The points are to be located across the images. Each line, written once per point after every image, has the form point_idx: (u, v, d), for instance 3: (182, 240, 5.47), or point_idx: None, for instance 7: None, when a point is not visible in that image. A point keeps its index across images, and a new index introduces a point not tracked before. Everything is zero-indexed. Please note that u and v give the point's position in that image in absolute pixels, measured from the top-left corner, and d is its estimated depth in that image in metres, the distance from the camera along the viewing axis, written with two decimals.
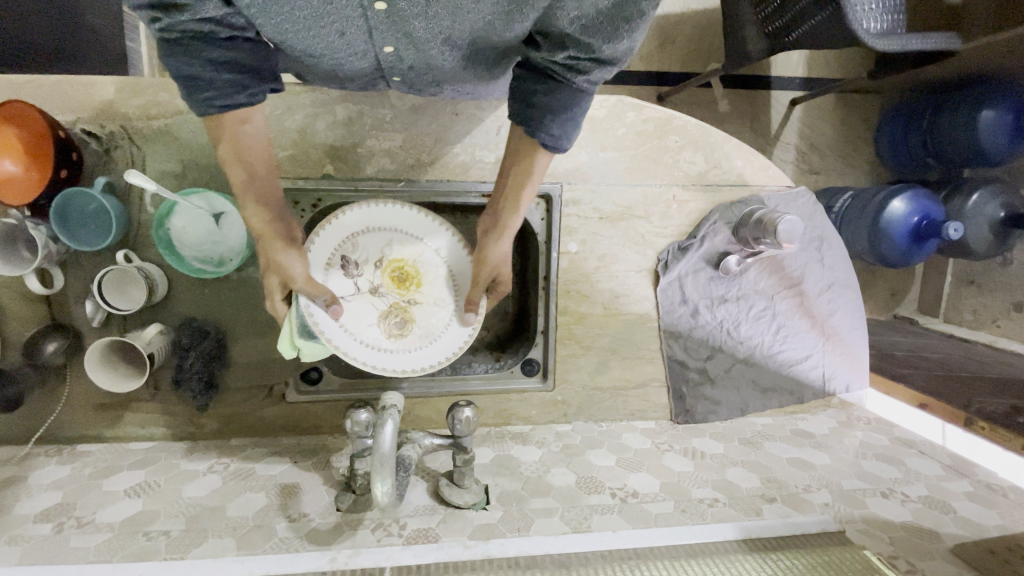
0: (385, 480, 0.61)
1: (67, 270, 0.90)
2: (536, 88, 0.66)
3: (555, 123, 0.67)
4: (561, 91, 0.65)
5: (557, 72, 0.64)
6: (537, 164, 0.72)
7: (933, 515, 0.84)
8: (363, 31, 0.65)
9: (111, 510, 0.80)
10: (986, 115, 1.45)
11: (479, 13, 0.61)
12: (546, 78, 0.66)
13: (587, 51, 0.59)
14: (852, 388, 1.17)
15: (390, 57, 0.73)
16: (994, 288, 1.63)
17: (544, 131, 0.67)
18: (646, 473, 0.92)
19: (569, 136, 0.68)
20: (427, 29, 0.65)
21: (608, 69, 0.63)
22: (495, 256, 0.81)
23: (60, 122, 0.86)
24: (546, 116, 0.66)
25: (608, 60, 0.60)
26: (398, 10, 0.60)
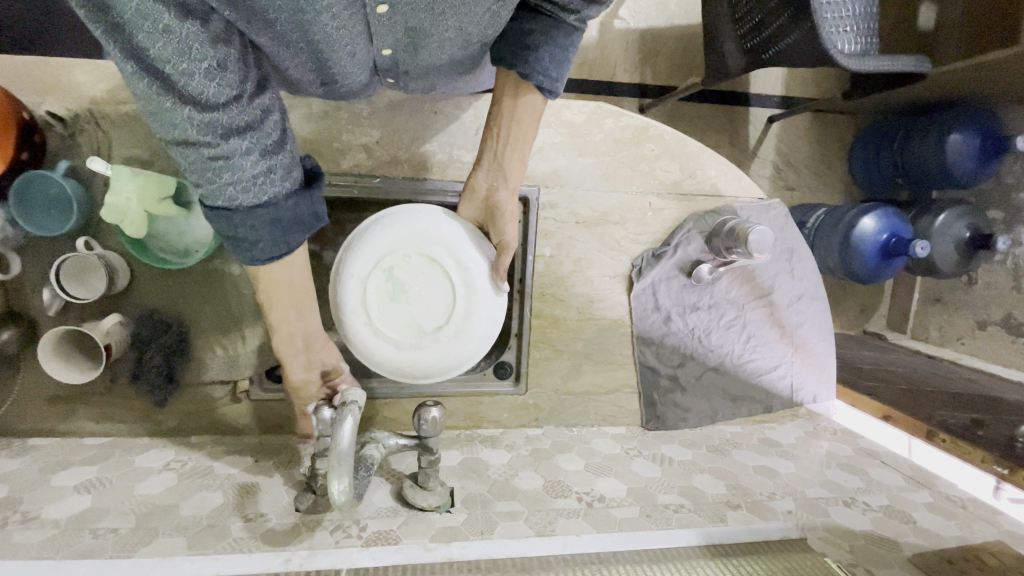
0: (342, 478, 0.58)
1: (24, 255, 0.87)
2: (528, 28, 0.68)
3: (552, 65, 0.70)
4: (557, 31, 0.67)
5: (551, 11, 0.66)
6: (536, 103, 0.76)
7: (892, 524, 0.86)
8: (364, 39, 0.63)
9: (59, 506, 0.76)
10: (954, 139, 1.51)
11: (483, 3, 0.61)
12: (536, 15, 0.68)
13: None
14: (819, 399, 1.19)
15: (386, 59, 0.70)
16: (958, 305, 1.68)
17: (542, 74, 0.70)
18: (613, 478, 0.91)
19: (565, 74, 0.72)
20: (429, 29, 0.64)
21: (596, 10, 0.67)
22: (507, 202, 0.79)
23: (25, 103, 0.84)
24: (545, 57, 0.68)
25: (596, 1, 0.64)
26: (402, 10, 0.58)
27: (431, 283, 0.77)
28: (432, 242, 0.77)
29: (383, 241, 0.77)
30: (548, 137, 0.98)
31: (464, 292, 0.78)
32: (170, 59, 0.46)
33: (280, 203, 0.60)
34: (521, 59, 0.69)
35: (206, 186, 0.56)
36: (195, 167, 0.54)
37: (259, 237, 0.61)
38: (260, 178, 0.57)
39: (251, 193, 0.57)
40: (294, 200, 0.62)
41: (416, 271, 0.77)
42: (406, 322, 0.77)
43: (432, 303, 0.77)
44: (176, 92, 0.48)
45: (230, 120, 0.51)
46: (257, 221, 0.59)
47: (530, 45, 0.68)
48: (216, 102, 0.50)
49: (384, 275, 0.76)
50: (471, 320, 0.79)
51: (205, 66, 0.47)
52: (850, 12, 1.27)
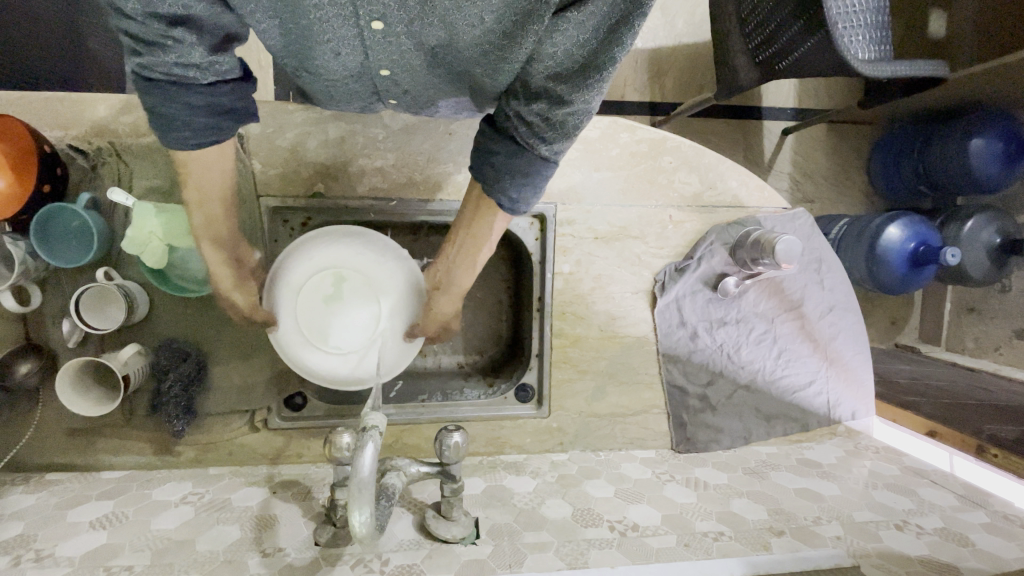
0: (364, 508, 0.54)
1: (45, 287, 0.87)
2: (497, 147, 0.64)
3: (515, 186, 0.65)
4: (521, 157, 0.63)
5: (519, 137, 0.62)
6: (494, 221, 0.73)
7: (951, 548, 0.80)
8: (358, 50, 0.60)
9: (74, 542, 0.74)
10: (975, 143, 1.47)
11: (472, 36, 0.56)
12: (503, 136, 0.64)
13: (557, 105, 0.57)
14: (857, 416, 1.12)
15: (386, 80, 0.67)
16: (994, 314, 1.61)
17: (504, 196, 0.66)
18: (647, 505, 0.86)
19: (530, 198, 0.66)
20: (422, 41, 0.58)
21: (568, 140, 0.62)
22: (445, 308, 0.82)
23: (49, 138, 0.86)
24: (505, 176, 0.64)
25: (568, 128, 0.60)
26: (394, 23, 0.55)
27: (359, 315, 0.81)
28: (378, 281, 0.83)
29: (355, 251, 0.83)
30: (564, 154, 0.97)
31: (378, 343, 0.83)
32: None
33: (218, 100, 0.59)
34: (485, 171, 0.66)
35: (134, 51, 0.53)
36: (131, 35, 0.51)
37: (197, 128, 0.60)
38: (194, 66, 0.55)
39: (182, 76, 0.55)
40: (227, 94, 0.60)
41: (357, 294, 0.82)
42: (317, 325, 0.81)
43: (347, 328, 0.81)
44: None
45: (170, 12, 0.49)
46: (182, 103, 0.57)
47: (498, 161, 0.64)
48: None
49: (333, 278, 0.81)
50: (368, 365, 0.83)
51: None
52: (863, 21, 1.25)
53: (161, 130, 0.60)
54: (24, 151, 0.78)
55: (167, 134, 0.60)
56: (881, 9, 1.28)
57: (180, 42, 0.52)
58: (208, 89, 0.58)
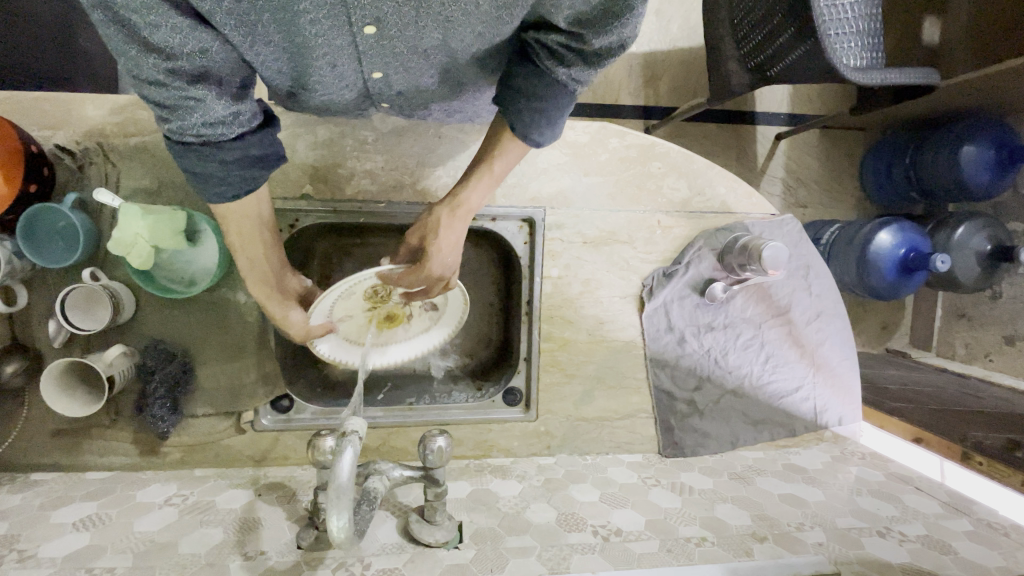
0: (342, 513, 0.54)
1: (31, 287, 0.87)
2: (515, 70, 0.64)
3: (532, 117, 0.65)
4: (541, 79, 0.63)
5: (538, 59, 0.63)
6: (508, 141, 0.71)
7: (933, 556, 0.80)
8: (352, 58, 0.60)
9: (56, 544, 0.74)
10: (967, 150, 1.47)
11: (470, 23, 0.57)
12: (524, 61, 0.64)
13: (577, 40, 0.59)
14: (844, 421, 1.13)
15: (379, 83, 0.67)
16: (984, 321, 1.62)
17: (517, 119, 0.65)
18: (631, 509, 0.87)
19: (547, 133, 0.67)
20: (416, 42, 0.59)
21: (589, 70, 0.63)
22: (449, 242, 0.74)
23: (36, 138, 0.86)
24: (522, 101, 0.64)
25: (589, 59, 0.61)
26: (389, 24, 0.55)
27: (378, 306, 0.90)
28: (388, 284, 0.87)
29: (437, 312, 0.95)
30: (553, 158, 0.98)
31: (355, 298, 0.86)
32: (135, 9, 0.45)
33: (247, 147, 0.59)
34: (503, 99, 0.66)
35: (163, 116, 0.55)
36: (158, 102, 0.52)
37: (230, 177, 0.59)
38: (222, 120, 0.55)
39: (210, 134, 0.55)
40: (255, 143, 0.59)
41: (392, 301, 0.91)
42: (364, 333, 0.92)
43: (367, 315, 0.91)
44: (142, 38, 0.47)
45: (190, 67, 0.50)
46: (214, 159, 0.57)
47: (514, 87, 0.64)
48: (183, 49, 0.49)
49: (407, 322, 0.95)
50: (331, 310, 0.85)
51: (172, 19, 0.47)
52: (854, 28, 1.26)
53: (196, 188, 0.60)
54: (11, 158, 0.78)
55: (203, 191, 0.60)
56: (873, 17, 1.29)
57: (200, 97, 0.52)
58: (238, 142, 0.58)
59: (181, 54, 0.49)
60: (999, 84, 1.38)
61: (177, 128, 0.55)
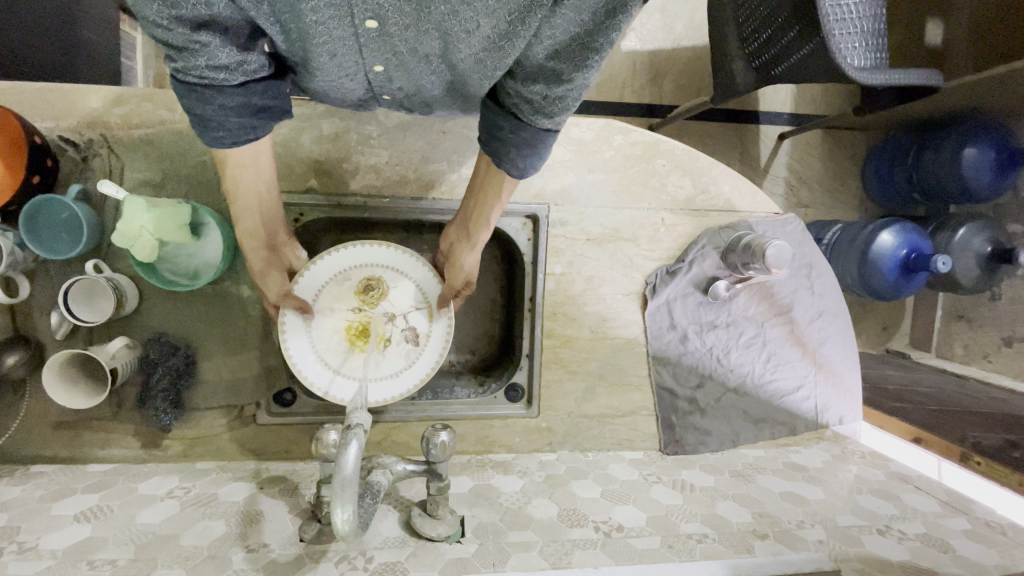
0: (346, 506, 0.54)
1: (34, 279, 0.87)
2: (501, 123, 0.65)
3: (520, 155, 0.66)
4: (525, 130, 0.63)
5: (521, 112, 0.63)
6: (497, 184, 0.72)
7: (932, 554, 0.80)
8: (354, 49, 0.58)
9: (59, 535, 0.74)
10: (969, 152, 1.48)
11: (471, 45, 0.56)
12: (507, 114, 0.65)
13: (556, 83, 0.57)
14: (845, 420, 1.13)
15: (381, 77, 0.65)
16: (984, 322, 1.62)
17: (510, 163, 0.66)
18: (632, 506, 0.87)
19: (534, 166, 0.68)
20: (416, 43, 0.57)
21: (569, 112, 0.62)
22: (467, 262, 0.84)
23: (39, 129, 0.85)
24: (513, 151, 0.65)
25: (570, 102, 0.60)
26: (388, 18, 0.53)
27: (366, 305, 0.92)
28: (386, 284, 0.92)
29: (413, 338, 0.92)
30: (557, 155, 0.98)
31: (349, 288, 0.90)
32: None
33: (251, 98, 0.58)
34: (494, 149, 0.67)
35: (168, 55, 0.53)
36: (160, 41, 0.50)
37: (230, 127, 0.59)
38: (226, 67, 0.54)
39: (213, 80, 0.54)
40: (257, 94, 0.58)
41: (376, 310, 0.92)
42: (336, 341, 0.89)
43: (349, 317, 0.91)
44: None
45: (194, 15, 0.48)
46: (217, 106, 0.57)
47: (500, 138, 0.65)
48: (186, 2, 0.46)
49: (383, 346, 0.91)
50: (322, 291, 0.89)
51: None
52: (859, 28, 1.26)
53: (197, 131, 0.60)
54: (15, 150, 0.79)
55: (205, 134, 0.59)
56: (878, 16, 1.29)
57: (204, 45, 0.50)
58: (240, 89, 0.57)
59: (184, 2, 0.46)
60: (1004, 89, 1.37)
61: (181, 74, 0.53)
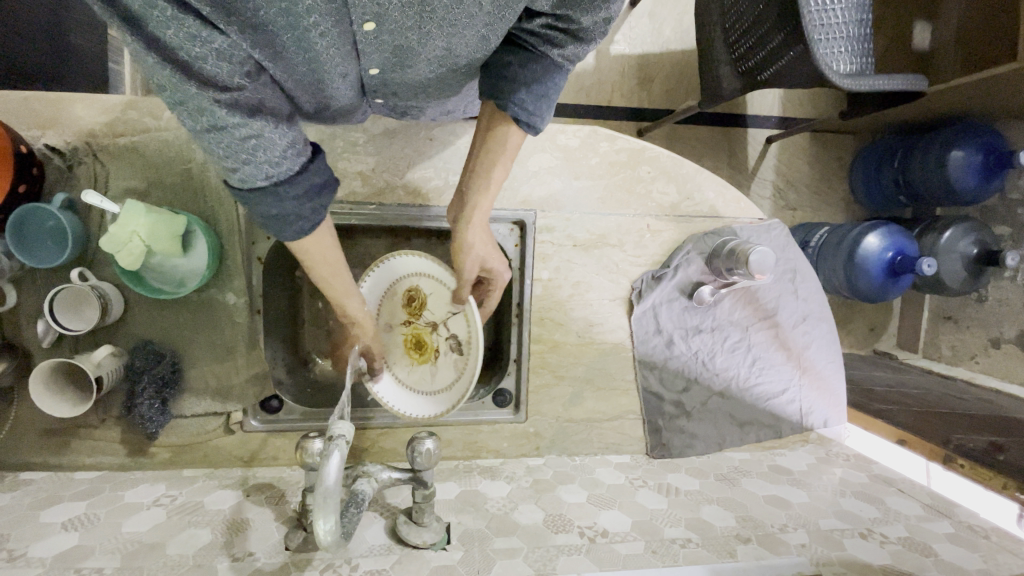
0: (329, 517, 0.54)
1: (19, 287, 0.87)
2: (509, 60, 0.65)
3: (530, 100, 0.66)
4: (536, 64, 0.64)
5: (530, 46, 0.64)
6: (510, 138, 0.71)
7: (913, 557, 0.82)
8: (353, 60, 0.59)
9: (43, 545, 0.74)
10: (955, 154, 1.50)
11: (475, 23, 0.58)
12: (518, 50, 0.65)
13: (569, 23, 0.60)
14: (830, 423, 1.14)
15: (374, 79, 0.66)
16: (969, 324, 1.64)
17: (516, 107, 0.65)
18: (618, 510, 0.88)
19: (546, 112, 0.68)
20: (417, 43, 0.58)
21: (583, 46, 0.64)
22: (469, 241, 0.77)
23: (24, 137, 0.85)
24: (523, 90, 0.65)
25: (582, 38, 0.63)
26: (389, 23, 0.54)
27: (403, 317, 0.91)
28: (424, 293, 0.90)
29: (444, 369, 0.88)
30: (544, 161, 0.98)
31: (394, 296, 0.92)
32: (186, 46, 0.45)
33: (310, 175, 0.60)
34: (497, 88, 0.66)
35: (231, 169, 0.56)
36: (223, 150, 0.53)
37: (301, 212, 0.61)
38: (285, 151, 0.56)
39: (277, 170, 0.57)
40: (315, 171, 0.61)
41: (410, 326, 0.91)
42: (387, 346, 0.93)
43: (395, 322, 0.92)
44: (194, 75, 0.48)
45: (244, 101, 0.51)
46: (286, 198, 0.59)
47: (509, 77, 0.65)
48: (229, 78, 0.49)
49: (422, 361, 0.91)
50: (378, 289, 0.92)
51: (216, 47, 0.46)
52: (843, 34, 1.27)
53: (270, 229, 0.62)
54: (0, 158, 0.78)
55: (274, 230, 0.62)
56: (862, 22, 1.30)
57: (261, 130, 0.53)
58: (301, 172, 0.60)
59: (230, 82, 0.49)
60: (993, 89, 1.39)
61: (251, 176, 0.56)
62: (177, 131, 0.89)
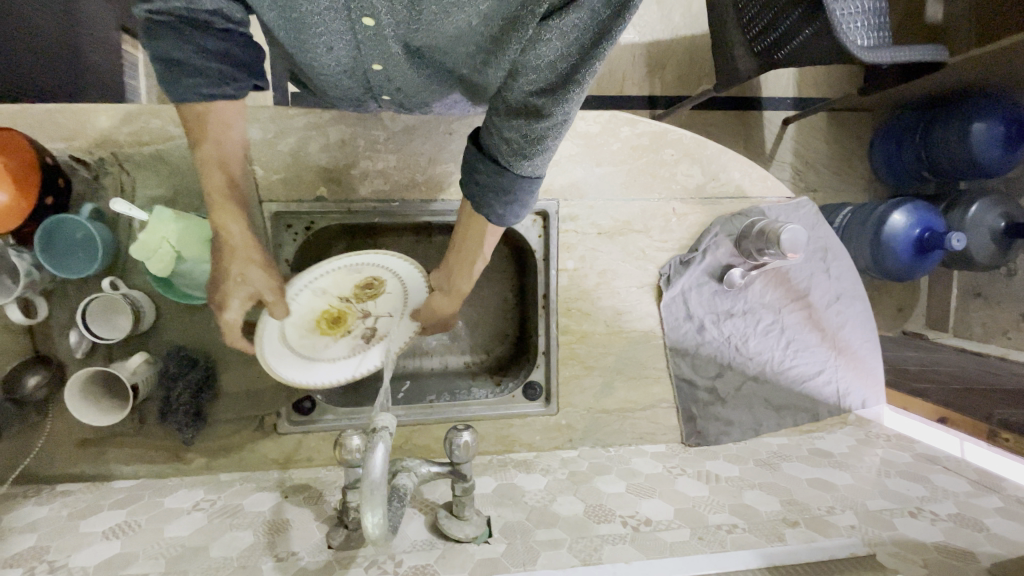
0: (376, 509, 0.54)
1: (52, 299, 0.88)
2: (478, 166, 0.64)
3: (500, 203, 0.65)
4: (503, 177, 0.62)
5: (499, 159, 0.62)
6: (487, 236, 0.72)
7: (966, 534, 0.78)
8: (350, 45, 0.61)
9: (88, 552, 0.74)
10: (978, 127, 1.45)
11: (461, 39, 0.58)
12: (486, 158, 0.64)
13: (536, 119, 0.56)
14: (868, 403, 1.12)
15: (379, 79, 0.68)
16: (1003, 298, 1.59)
17: (487, 215, 0.65)
18: (658, 499, 0.86)
19: (517, 215, 0.66)
20: (411, 44, 0.61)
21: (547, 154, 0.61)
22: (443, 307, 0.85)
23: (51, 150, 0.86)
24: (489, 194, 0.64)
25: (547, 143, 0.59)
26: (383, 22, 0.57)
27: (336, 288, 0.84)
28: (383, 287, 0.87)
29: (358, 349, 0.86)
30: (565, 149, 0.97)
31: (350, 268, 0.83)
32: None
33: (228, 50, 0.64)
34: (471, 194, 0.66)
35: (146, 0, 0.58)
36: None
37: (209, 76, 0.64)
38: (206, 10, 0.59)
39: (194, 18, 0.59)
40: (236, 42, 0.64)
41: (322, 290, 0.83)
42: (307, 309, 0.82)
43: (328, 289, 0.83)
44: None
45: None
46: (198, 48, 0.62)
47: (480, 182, 0.64)
48: None
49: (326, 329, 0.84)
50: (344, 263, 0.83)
51: None
52: (861, 7, 1.25)
53: (169, 84, 0.63)
54: (26, 166, 0.78)
55: (178, 88, 0.63)
56: None
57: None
58: (222, 34, 0.63)
59: None
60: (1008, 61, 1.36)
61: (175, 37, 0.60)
62: None
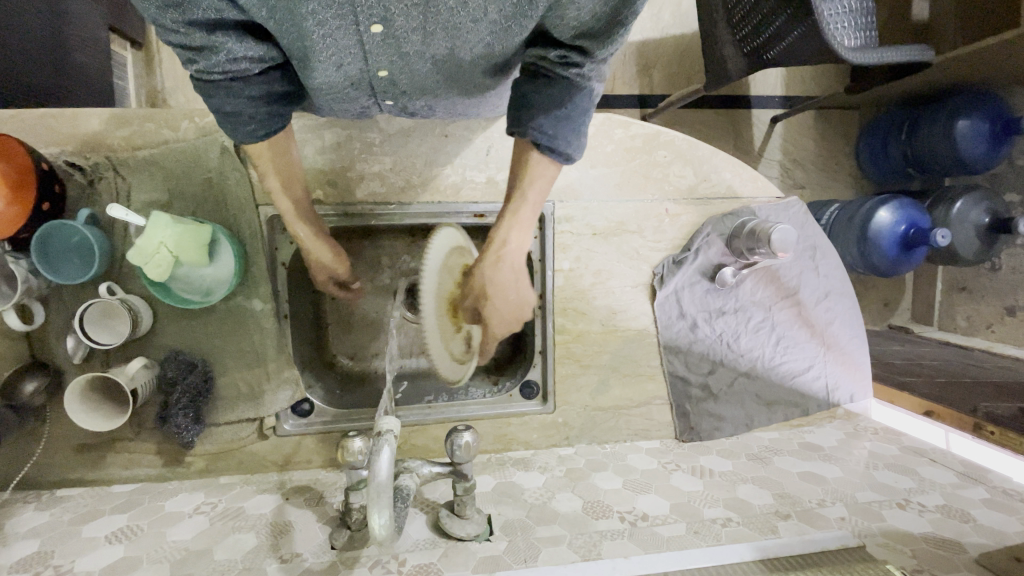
0: (383, 511, 0.55)
1: (48, 304, 0.87)
2: (526, 89, 0.65)
3: (550, 122, 0.66)
4: (554, 90, 0.64)
5: (548, 73, 0.65)
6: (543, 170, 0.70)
7: (953, 524, 0.81)
8: (359, 57, 0.60)
9: (92, 557, 0.75)
10: (962, 124, 1.49)
11: (478, 30, 0.59)
12: (533, 79, 0.66)
13: (585, 44, 0.60)
14: (856, 398, 1.14)
15: (383, 83, 0.67)
16: (985, 292, 1.64)
17: (537, 132, 0.65)
18: (655, 495, 0.88)
19: (577, 146, 0.69)
20: (423, 46, 0.60)
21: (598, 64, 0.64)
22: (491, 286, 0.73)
23: (45, 155, 0.86)
24: (541, 115, 0.65)
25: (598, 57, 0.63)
26: (396, 27, 0.56)
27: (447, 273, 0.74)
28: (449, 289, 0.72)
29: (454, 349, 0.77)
30: None
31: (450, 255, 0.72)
32: None
33: (271, 84, 0.63)
34: (518, 120, 0.67)
35: (191, 59, 0.58)
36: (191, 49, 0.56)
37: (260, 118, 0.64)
38: (245, 59, 0.58)
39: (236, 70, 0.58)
40: (273, 79, 0.63)
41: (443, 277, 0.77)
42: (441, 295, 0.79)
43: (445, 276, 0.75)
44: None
45: (205, 19, 0.53)
46: (240, 95, 0.61)
47: (528, 103, 0.65)
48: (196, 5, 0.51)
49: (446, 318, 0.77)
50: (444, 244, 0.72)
51: None
52: (846, 8, 1.27)
53: (228, 128, 0.64)
54: (22, 174, 0.78)
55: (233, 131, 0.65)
56: None
57: (222, 42, 0.55)
58: (261, 77, 0.62)
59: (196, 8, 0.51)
60: (994, 59, 1.38)
61: (225, 93, 0.60)
62: (195, 141, 0.89)
